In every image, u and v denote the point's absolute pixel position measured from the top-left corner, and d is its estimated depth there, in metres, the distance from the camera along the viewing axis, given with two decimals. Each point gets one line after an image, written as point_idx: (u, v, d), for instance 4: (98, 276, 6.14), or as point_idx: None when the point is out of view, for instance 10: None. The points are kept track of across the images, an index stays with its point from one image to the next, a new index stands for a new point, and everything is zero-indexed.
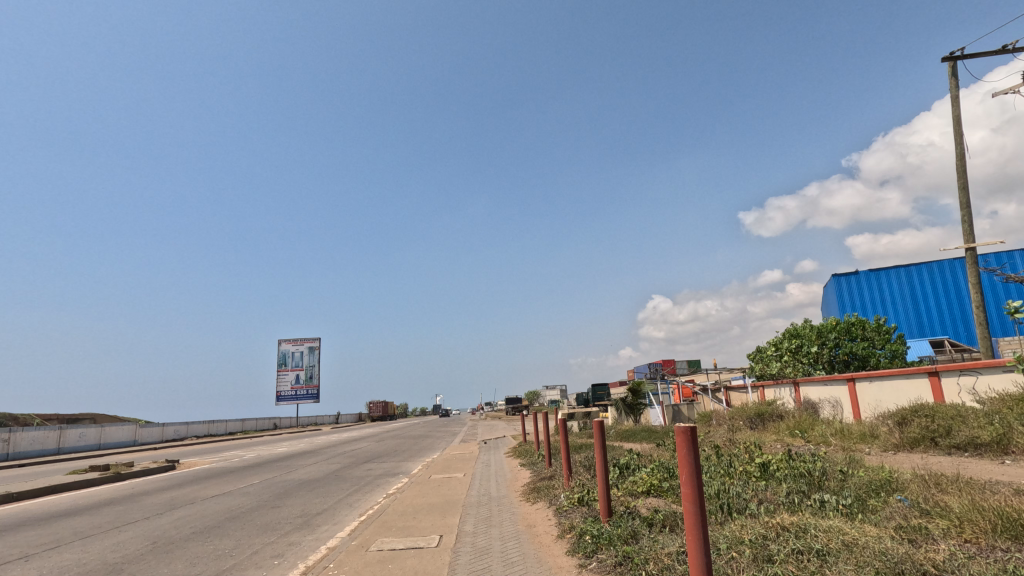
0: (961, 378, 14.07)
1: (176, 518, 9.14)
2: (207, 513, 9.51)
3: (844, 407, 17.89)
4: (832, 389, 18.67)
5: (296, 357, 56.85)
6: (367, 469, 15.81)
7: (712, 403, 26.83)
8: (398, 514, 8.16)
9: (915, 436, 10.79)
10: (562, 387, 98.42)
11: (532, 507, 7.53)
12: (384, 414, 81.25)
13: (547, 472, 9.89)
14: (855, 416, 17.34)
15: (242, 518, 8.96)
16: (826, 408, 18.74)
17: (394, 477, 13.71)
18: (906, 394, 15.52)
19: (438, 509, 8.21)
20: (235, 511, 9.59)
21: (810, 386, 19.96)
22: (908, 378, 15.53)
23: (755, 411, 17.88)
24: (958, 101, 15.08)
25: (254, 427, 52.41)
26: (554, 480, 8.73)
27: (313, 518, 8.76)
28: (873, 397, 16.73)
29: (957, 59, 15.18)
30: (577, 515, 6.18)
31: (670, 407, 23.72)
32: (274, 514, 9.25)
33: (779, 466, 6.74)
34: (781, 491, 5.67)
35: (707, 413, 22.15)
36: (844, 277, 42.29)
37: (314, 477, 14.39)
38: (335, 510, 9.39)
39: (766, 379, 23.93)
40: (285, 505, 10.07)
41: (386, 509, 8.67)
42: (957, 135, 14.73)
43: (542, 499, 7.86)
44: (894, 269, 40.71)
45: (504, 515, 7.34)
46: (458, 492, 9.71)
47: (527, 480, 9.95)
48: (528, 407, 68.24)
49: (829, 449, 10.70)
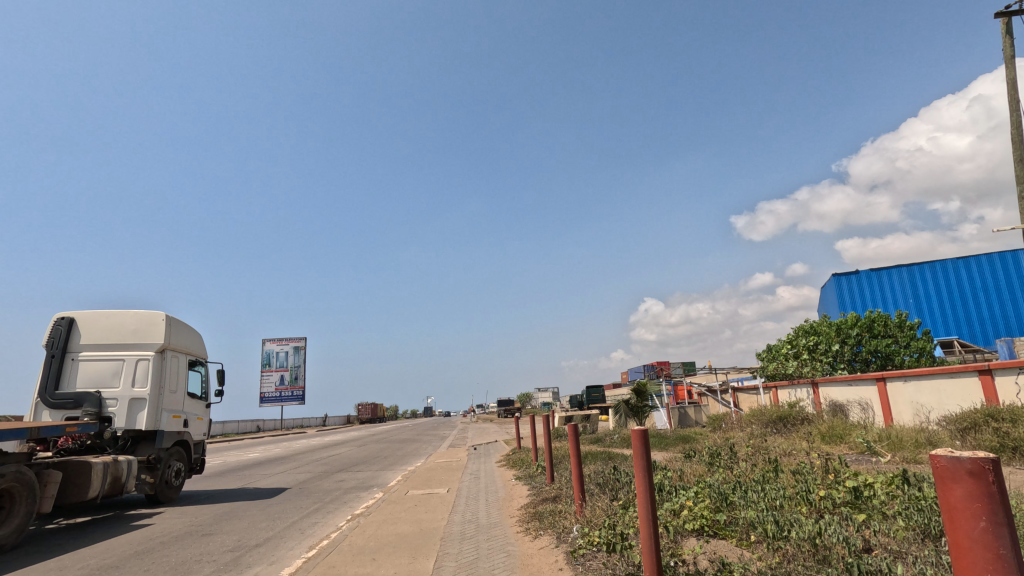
0: (1019, 377, 12.30)
1: (73, 552, 7.14)
2: (117, 545, 7.51)
3: (875, 410, 16.09)
4: (859, 389, 16.88)
5: (280, 357, 54.41)
6: (339, 480, 13.73)
7: (720, 406, 25.28)
8: (354, 552, 6.12)
9: (992, 445, 8.99)
10: (555, 389, 96.73)
11: (535, 545, 5.60)
12: (373, 416, 78.99)
13: (550, 491, 7.84)
14: (887, 421, 15.54)
15: (158, 554, 6.93)
16: (854, 411, 16.89)
17: (367, 491, 11.70)
18: (952, 396, 13.75)
19: (409, 545, 6.26)
20: (148, 543, 7.52)
21: (831, 387, 18.13)
22: (953, 377, 13.77)
23: (777, 414, 16.01)
24: (1013, 63, 13.25)
25: (234, 430, 49.89)
26: (563, 504, 6.80)
27: (246, 552, 6.76)
28: (910, 399, 14.95)
29: (1012, 15, 13.37)
30: (604, 571, 4.20)
31: (674, 409, 22.43)
32: (197, 548, 7.16)
33: (889, 498, 4.74)
34: (922, 556, 3.81)
35: (718, 416, 20.23)
36: (844, 277, 40.44)
37: (277, 489, 12.42)
38: (280, 540, 7.39)
39: (779, 379, 22.05)
40: (221, 533, 8.00)
41: (340, 544, 6.61)
42: (1013, 100, 12.92)
43: (548, 533, 5.93)
44: (898, 268, 39.08)
45: (497, 556, 5.40)
46: (438, 517, 7.67)
47: (525, 500, 8.00)
48: (518, 410, 66.27)
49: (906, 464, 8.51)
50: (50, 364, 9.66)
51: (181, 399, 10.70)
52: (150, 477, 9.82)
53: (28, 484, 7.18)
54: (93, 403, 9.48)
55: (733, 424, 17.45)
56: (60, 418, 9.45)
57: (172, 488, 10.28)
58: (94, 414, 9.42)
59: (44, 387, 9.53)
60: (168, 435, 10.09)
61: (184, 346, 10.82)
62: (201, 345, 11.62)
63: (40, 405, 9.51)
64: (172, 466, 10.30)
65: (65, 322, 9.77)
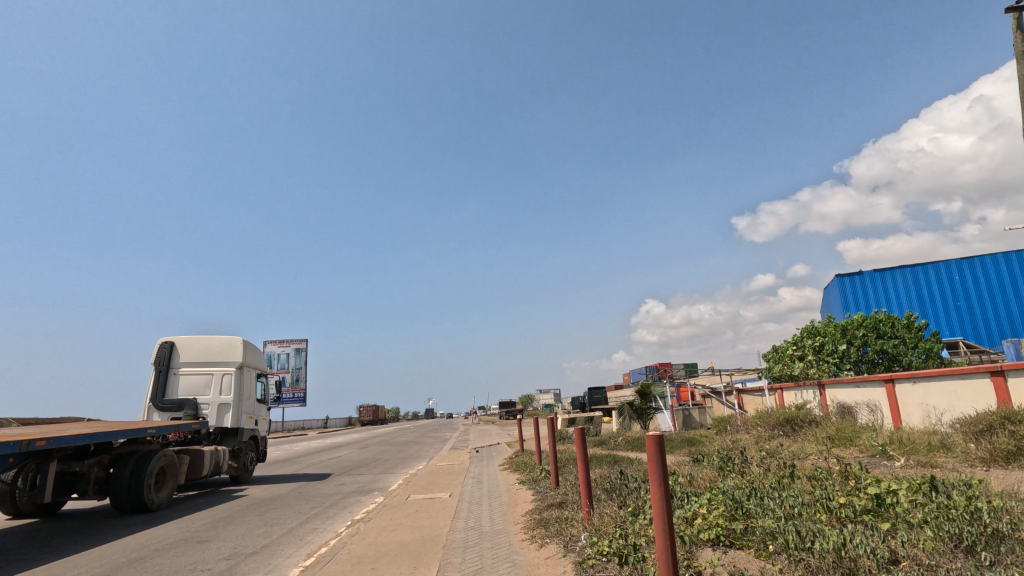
0: None
1: (64, 561, 6.92)
2: (110, 552, 7.29)
3: (884, 412, 15.82)
4: (867, 391, 16.62)
5: (282, 359, 54.25)
6: (339, 484, 13.52)
7: (725, 407, 25.01)
8: (352, 561, 5.88)
9: (1009, 448, 8.70)
10: (557, 391, 96.40)
11: (541, 556, 5.36)
12: (375, 417, 78.77)
13: (556, 497, 7.61)
14: (896, 424, 15.28)
15: (151, 562, 6.71)
16: (862, 413, 16.62)
17: (368, 495, 11.48)
18: (963, 398, 13.49)
19: (410, 553, 6.03)
20: (141, 550, 7.29)
21: (839, 388, 17.86)
22: (963, 379, 13.51)
23: (784, 416, 15.75)
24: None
25: None
26: (569, 510, 6.58)
27: (242, 560, 6.54)
28: (920, 400, 14.68)
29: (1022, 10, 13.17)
30: None
31: (679, 411, 22.18)
32: (191, 555, 6.95)
33: (913, 509, 4.50)
34: (955, 570, 3.57)
35: (724, 418, 19.96)
36: (848, 278, 40.14)
37: (276, 493, 12.22)
38: (277, 547, 7.16)
39: (785, 381, 21.78)
40: (217, 540, 7.79)
41: (339, 552, 6.38)
42: None
43: (555, 542, 5.69)
44: (901, 269, 38.77)
45: (501, 566, 5.17)
46: (440, 524, 7.45)
47: (529, 506, 7.77)
48: (520, 412, 66.01)
49: (922, 468, 8.25)
50: (159, 377, 12.91)
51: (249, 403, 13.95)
52: (234, 463, 13.40)
53: (172, 460, 10.57)
54: (190, 407, 12.75)
55: (739, 426, 17.18)
56: (166, 418, 12.69)
57: (245, 471, 13.67)
58: (194, 414, 12.74)
59: (155, 394, 12.74)
60: (246, 431, 13.64)
61: (254, 362, 14.22)
62: (262, 359, 15.02)
63: (152, 408, 12.75)
64: (246, 455, 13.69)
65: (168, 346, 12.97)
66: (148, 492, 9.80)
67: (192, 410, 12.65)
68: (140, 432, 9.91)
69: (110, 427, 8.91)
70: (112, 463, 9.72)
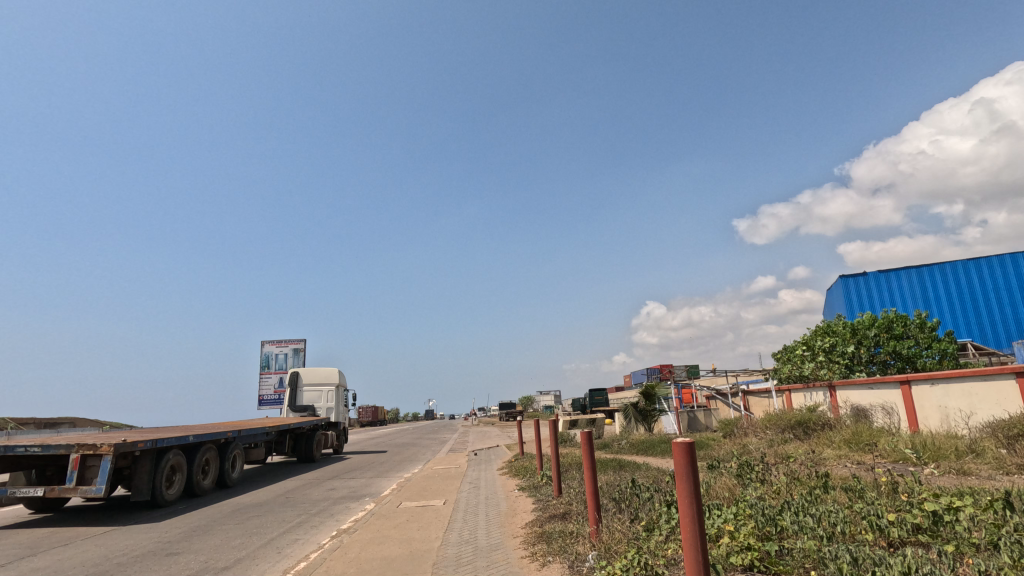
0: None
1: None
2: (70, 565, 6.70)
3: (900, 414, 15.12)
4: (881, 393, 15.94)
5: (279, 359, 53.12)
6: (330, 488, 12.87)
7: (730, 410, 24.24)
8: None
9: None
10: (557, 393, 95.51)
11: None
12: (373, 419, 77.82)
13: (559, 506, 6.94)
14: (912, 427, 14.62)
15: None
16: (876, 415, 15.91)
17: (358, 501, 10.84)
18: (986, 400, 12.81)
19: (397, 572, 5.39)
20: (105, 564, 6.68)
21: (851, 390, 17.15)
22: (986, 380, 12.86)
23: (796, 418, 15.07)
24: None
25: None
26: (574, 523, 5.92)
27: None
28: (938, 402, 14.03)
29: None
30: None
31: (684, 413, 21.50)
32: (155, 570, 6.31)
33: (982, 532, 3.86)
34: None
35: (731, 420, 19.22)
36: (852, 278, 39.30)
37: (263, 499, 11.56)
38: (251, 562, 6.52)
39: (793, 382, 21.10)
40: (187, 553, 7.13)
41: (316, 569, 5.73)
42: None
43: (559, 562, 5.01)
44: (906, 270, 38.03)
45: None
46: (432, 536, 6.79)
47: (529, 516, 7.11)
48: (519, 414, 65.09)
49: (959, 477, 7.57)
50: (292, 392, 21.35)
51: (340, 408, 22.61)
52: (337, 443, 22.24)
53: (318, 437, 19.26)
54: (312, 409, 21.08)
55: (749, 429, 16.46)
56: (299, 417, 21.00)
57: (342, 448, 22.65)
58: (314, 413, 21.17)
59: (292, 402, 21.15)
60: (344, 423, 22.39)
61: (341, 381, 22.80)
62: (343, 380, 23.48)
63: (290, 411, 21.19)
64: (341, 438, 22.32)
65: (295, 372, 21.45)
66: (315, 452, 18.76)
67: (314, 411, 20.98)
68: (307, 423, 18.39)
69: (300, 422, 17.53)
70: (298, 438, 18.50)
